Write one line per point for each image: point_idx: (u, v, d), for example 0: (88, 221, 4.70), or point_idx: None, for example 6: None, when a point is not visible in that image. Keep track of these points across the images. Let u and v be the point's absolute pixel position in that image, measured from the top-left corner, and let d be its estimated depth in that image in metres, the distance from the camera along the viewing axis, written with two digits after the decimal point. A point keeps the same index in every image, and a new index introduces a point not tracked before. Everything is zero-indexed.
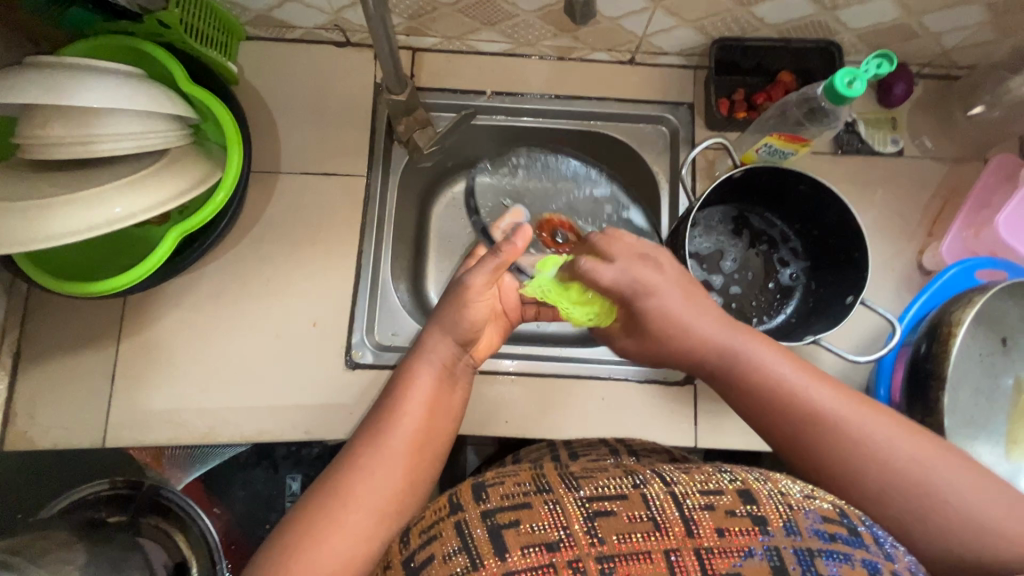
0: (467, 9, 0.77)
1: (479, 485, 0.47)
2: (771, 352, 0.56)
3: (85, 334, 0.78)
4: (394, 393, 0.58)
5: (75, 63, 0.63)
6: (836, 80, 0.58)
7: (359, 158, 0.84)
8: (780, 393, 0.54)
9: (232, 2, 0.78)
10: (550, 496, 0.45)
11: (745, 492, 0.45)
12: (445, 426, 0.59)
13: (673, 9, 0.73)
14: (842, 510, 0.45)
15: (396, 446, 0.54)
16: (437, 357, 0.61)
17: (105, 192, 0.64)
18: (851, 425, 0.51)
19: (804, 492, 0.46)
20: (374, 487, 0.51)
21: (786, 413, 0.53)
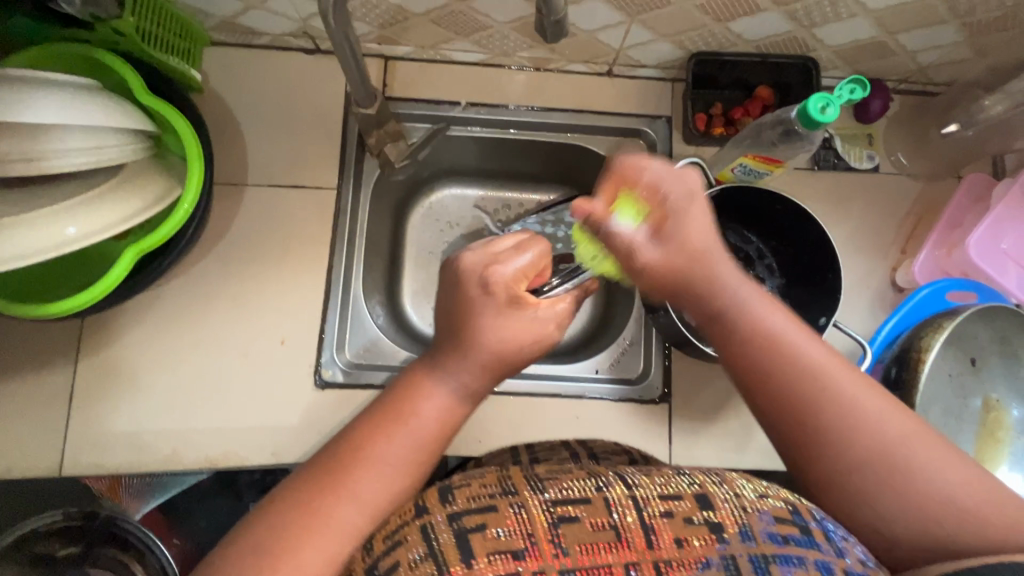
0: (440, 19, 0.75)
1: (445, 487, 0.44)
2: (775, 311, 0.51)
3: (41, 354, 0.75)
4: (399, 400, 0.52)
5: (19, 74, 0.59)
6: (810, 104, 0.57)
7: (329, 170, 0.82)
8: (774, 344, 0.50)
9: (194, 8, 0.75)
10: (516, 499, 0.43)
11: (702, 497, 0.43)
12: (450, 436, 0.53)
13: (650, 23, 0.72)
14: (794, 508, 0.44)
15: (388, 469, 0.48)
16: (458, 380, 0.53)
17: (61, 211, 0.61)
18: (842, 388, 0.48)
19: (758, 493, 0.45)
20: (355, 511, 0.46)
21: (777, 365, 0.49)
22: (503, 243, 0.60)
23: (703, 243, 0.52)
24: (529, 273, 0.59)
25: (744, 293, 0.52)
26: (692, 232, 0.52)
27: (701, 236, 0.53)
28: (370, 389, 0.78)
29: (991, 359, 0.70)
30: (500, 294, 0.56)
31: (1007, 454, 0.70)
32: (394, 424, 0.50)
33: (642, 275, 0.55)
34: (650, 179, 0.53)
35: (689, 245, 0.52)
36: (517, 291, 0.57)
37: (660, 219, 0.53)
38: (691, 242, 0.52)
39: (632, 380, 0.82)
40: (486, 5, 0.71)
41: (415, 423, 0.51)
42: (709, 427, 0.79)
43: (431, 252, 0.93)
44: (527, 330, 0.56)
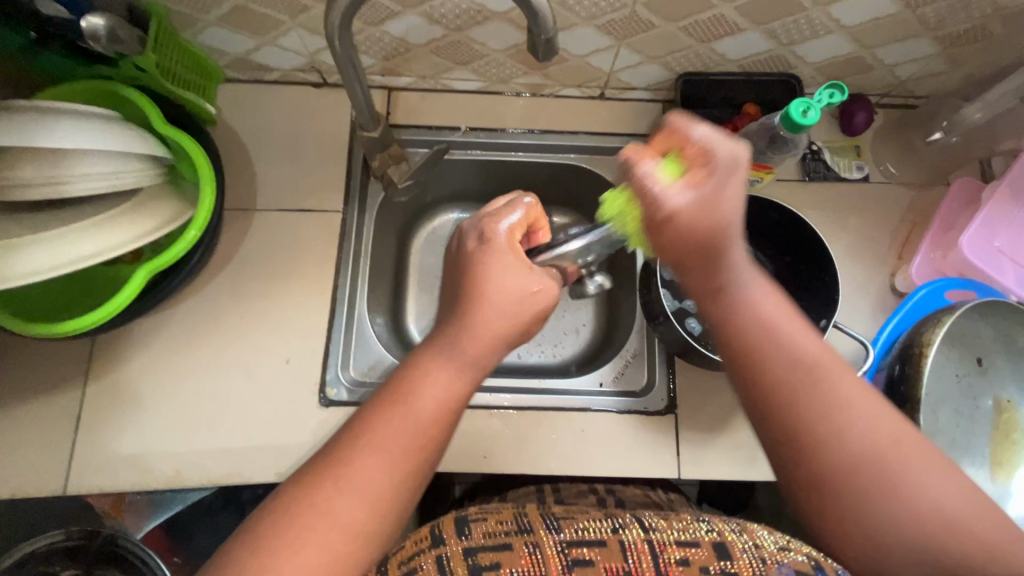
0: (439, 49, 0.79)
1: (462, 519, 0.49)
2: (773, 301, 0.52)
3: (50, 376, 0.76)
4: (399, 383, 0.52)
5: (47, 105, 0.63)
6: (791, 108, 0.59)
7: (335, 194, 0.85)
8: (773, 335, 0.51)
9: (211, 47, 0.80)
10: (531, 538, 0.47)
11: (720, 545, 0.47)
12: (458, 415, 0.53)
13: (637, 47, 0.76)
14: (817, 564, 0.46)
15: (384, 455, 0.48)
16: (464, 357, 0.53)
17: (76, 232, 0.64)
18: (837, 389, 0.49)
19: (779, 545, 0.48)
20: (353, 497, 0.46)
21: (766, 361, 0.51)
22: (498, 202, 0.64)
23: (730, 215, 0.49)
24: (523, 226, 0.63)
25: (750, 290, 0.52)
26: (726, 205, 0.49)
27: (735, 211, 0.50)
28: None
29: (996, 358, 0.70)
30: (498, 241, 0.59)
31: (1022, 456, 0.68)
32: (395, 407, 0.50)
33: (666, 232, 0.50)
34: (695, 141, 0.50)
35: (702, 218, 0.49)
36: (513, 238, 0.60)
37: (698, 177, 0.50)
38: (721, 213, 0.49)
39: (637, 393, 0.81)
40: (481, 34, 0.76)
41: (414, 403, 0.51)
42: (718, 439, 0.78)
43: (436, 274, 0.95)
44: (529, 282, 0.57)
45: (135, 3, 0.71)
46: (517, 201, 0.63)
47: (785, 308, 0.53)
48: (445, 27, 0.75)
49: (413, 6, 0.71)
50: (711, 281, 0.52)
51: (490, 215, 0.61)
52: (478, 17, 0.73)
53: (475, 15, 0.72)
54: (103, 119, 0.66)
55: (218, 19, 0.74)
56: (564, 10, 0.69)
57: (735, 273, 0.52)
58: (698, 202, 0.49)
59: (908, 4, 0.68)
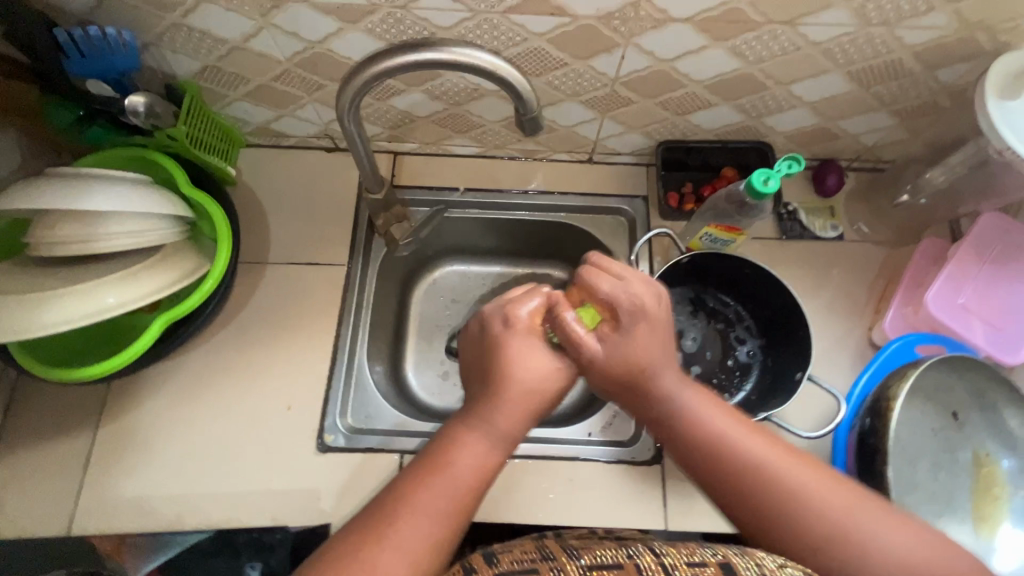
0: (440, 120, 0.88)
1: (489, 553, 0.48)
2: (685, 388, 0.59)
3: (65, 420, 0.80)
4: (435, 452, 0.56)
5: (88, 173, 0.72)
6: (753, 179, 0.65)
7: (342, 249, 0.91)
8: (709, 436, 0.57)
9: (235, 118, 0.89)
10: (556, 564, 0.46)
11: (726, 565, 0.45)
12: (490, 482, 0.56)
13: (620, 119, 0.83)
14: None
15: (423, 519, 0.51)
16: (497, 428, 0.56)
17: (103, 284, 0.70)
18: (784, 472, 0.54)
19: (780, 564, 0.47)
20: (395, 558, 0.49)
21: (716, 462, 0.56)
22: (519, 288, 0.65)
23: (650, 359, 0.59)
24: (543, 313, 0.63)
25: (681, 395, 0.59)
26: (639, 342, 0.60)
27: (647, 346, 0.60)
28: (370, 453, 0.81)
29: (972, 413, 0.72)
30: (519, 327, 0.60)
31: (1005, 511, 0.69)
32: (432, 474, 0.54)
33: (644, 327, 0.60)
34: (607, 293, 0.61)
35: (627, 359, 0.59)
36: (534, 325, 0.61)
37: (611, 326, 0.61)
38: (634, 352, 0.59)
39: (624, 443, 0.83)
40: (477, 108, 0.84)
41: (451, 471, 0.54)
42: (704, 490, 0.79)
43: (434, 325, 1.00)
44: (564, 360, 0.60)
45: (173, 81, 0.79)
46: (535, 289, 0.64)
47: (699, 395, 0.60)
48: (445, 102, 0.83)
49: (416, 84, 0.80)
50: (654, 409, 0.60)
51: (511, 304, 0.62)
52: (474, 94, 0.81)
53: (472, 93, 0.81)
54: (137, 184, 0.74)
55: (243, 95, 0.83)
56: (551, 89, 0.77)
57: (672, 389, 0.59)
58: (610, 351, 0.60)
59: (862, 84, 0.75)
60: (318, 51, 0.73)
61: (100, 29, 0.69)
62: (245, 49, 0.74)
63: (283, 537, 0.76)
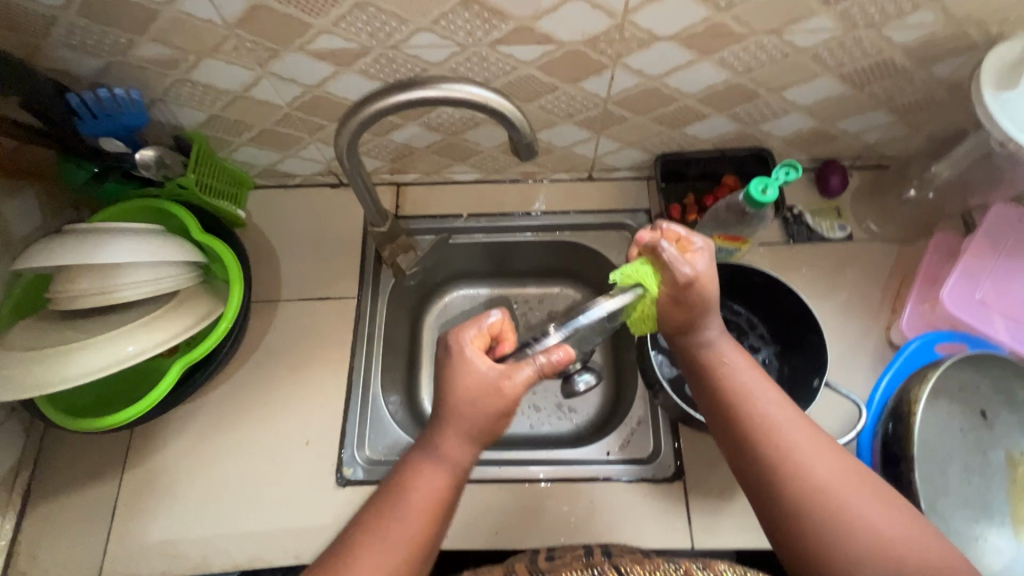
0: (439, 150, 0.89)
1: None
2: (732, 350, 0.63)
3: (91, 467, 0.82)
4: (392, 483, 0.57)
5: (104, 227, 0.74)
6: (751, 188, 0.65)
7: (351, 282, 0.93)
8: (743, 390, 0.60)
9: (242, 162, 0.92)
10: None
11: None
12: (447, 513, 0.57)
13: (616, 136, 0.84)
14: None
15: (379, 548, 0.53)
16: (447, 457, 0.57)
17: (123, 333, 0.72)
18: (800, 428, 0.57)
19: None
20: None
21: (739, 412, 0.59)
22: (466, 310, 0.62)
23: (713, 300, 0.62)
24: (488, 335, 0.60)
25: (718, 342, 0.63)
26: (699, 291, 0.61)
27: (707, 298, 0.62)
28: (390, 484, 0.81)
29: (1001, 410, 0.70)
30: (460, 350, 0.58)
31: None
32: (387, 504, 0.55)
33: (694, 291, 0.61)
34: (693, 271, 0.61)
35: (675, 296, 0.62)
36: (475, 346, 0.58)
37: (664, 289, 0.62)
38: (696, 294, 0.61)
39: (644, 460, 0.82)
40: (474, 136, 0.86)
41: (404, 501, 0.55)
42: (728, 506, 0.78)
43: None
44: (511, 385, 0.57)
45: (181, 132, 0.83)
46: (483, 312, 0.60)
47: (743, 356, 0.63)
48: (443, 132, 0.85)
49: (413, 118, 0.82)
50: (697, 343, 0.64)
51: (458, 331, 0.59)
52: (470, 123, 0.83)
53: (468, 122, 0.83)
54: (151, 234, 0.76)
55: (249, 140, 0.86)
56: (544, 113, 0.78)
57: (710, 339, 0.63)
58: (678, 288, 0.61)
59: (856, 85, 0.74)
60: (316, 94, 0.76)
61: (110, 90, 0.73)
62: (247, 97, 0.77)
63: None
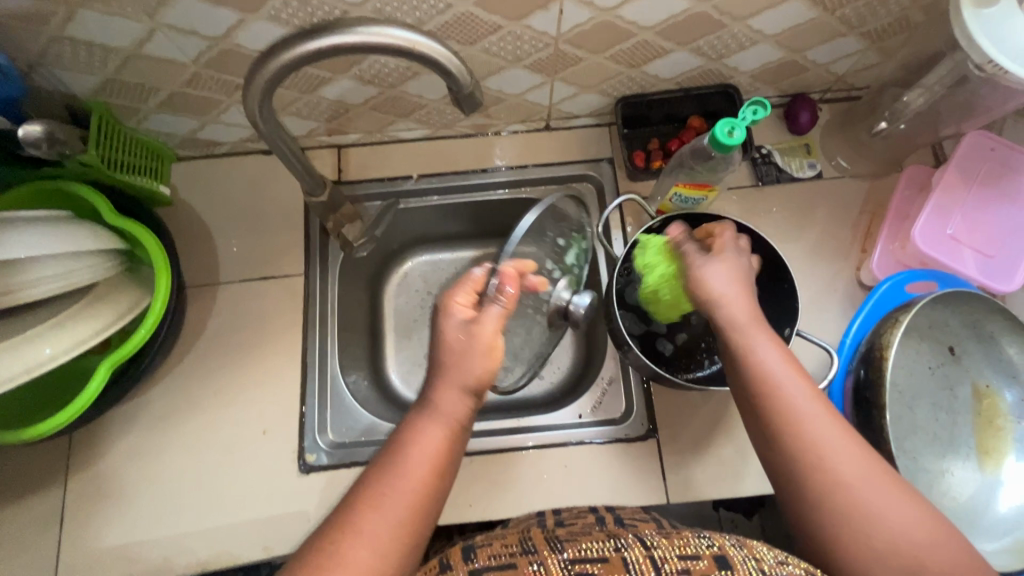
0: (378, 106, 0.81)
1: (468, 547, 0.48)
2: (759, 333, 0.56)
3: (32, 477, 0.76)
4: (391, 452, 0.52)
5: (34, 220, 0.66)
6: (716, 130, 0.60)
7: (297, 258, 0.86)
8: (766, 373, 0.54)
9: (157, 132, 0.81)
10: (535, 557, 0.45)
11: (720, 557, 0.44)
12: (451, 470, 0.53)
13: (571, 80, 0.77)
14: (812, 575, 0.44)
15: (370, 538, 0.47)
16: (445, 410, 0.54)
17: (33, 336, 0.65)
18: (816, 423, 0.52)
19: (777, 558, 0.45)
20: (361, 553, 0.46)
21: (769, 401, 0.53)
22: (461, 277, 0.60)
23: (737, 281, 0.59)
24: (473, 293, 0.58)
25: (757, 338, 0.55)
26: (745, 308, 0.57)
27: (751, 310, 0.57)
28: (356, 467, 0.77)
29: (970, 346, 0.69)
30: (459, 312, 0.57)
31: (1010, 442, 0.67)
32: (389, 478, 0.50)
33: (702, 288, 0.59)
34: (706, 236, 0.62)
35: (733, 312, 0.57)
36: (461, 302, 0.57)
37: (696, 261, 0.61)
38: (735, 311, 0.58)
39: (616, 420, 0.80)
40: (415, 87, 0.77)
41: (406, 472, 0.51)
42: (703, 458, 0.77)
43: (409, 321, 0.95)
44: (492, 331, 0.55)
45: (75, 102, 0.72)
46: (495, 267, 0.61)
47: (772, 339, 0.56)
48: (379, 86, 0.76)
49: (343, 71, 0.72)
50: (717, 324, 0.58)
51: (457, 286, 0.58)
52: (408, 73, 0.74)
53: (405, 72, 0.74)
54: (59, 222, 0.68)
55: (158, 107, 0.76)
56: (489, 57, 0.70)
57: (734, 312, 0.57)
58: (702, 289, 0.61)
59: (826, 8, 0.68)
60: (225, 48, 0.66)
61: None
62: (143, 56, 0.66)
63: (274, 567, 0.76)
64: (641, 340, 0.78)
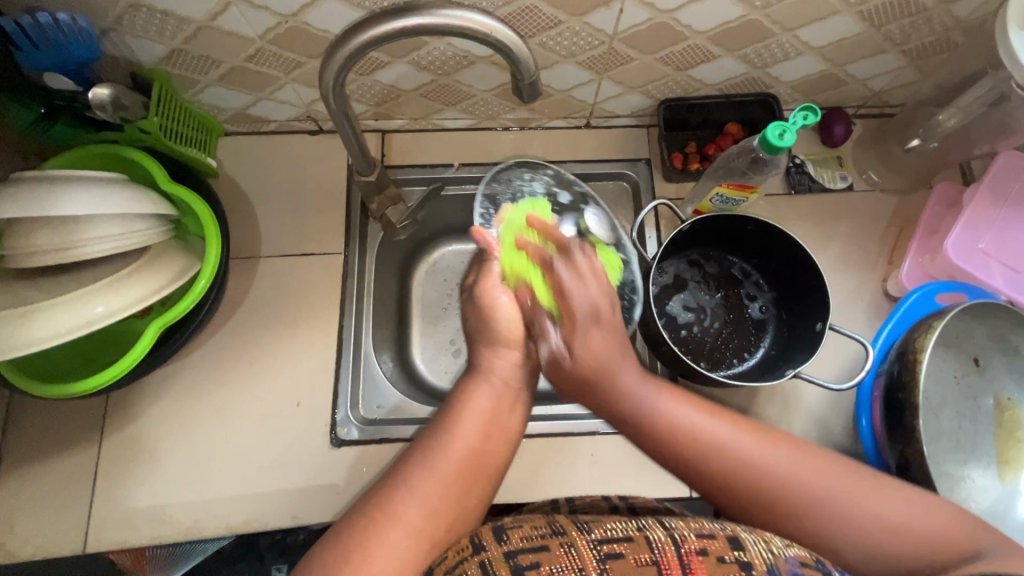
0: (428, 93, 0.83)
1: (500, 527, 0.46)
2: (673, 401, 0.56)
3: (67, 436, 0.78)
4: (449, 413, 0.58)
5: (62, 173, 0.66)
6: (767, 132, 0.63)
7: (337, 237, 0.87)
8: (681, 439, 0.54)
9: (209, 105, 0.83)
10: (566, 538, 0.44)
11: (733, 539, 0.44)
12: (492, 441, 0.57)
13: (618, 79, 0.79)
14: (817, 557, 0.44)
15: (423, 494, 0.51)
16: (493, 373, 0.62)
17: (90, 293, 0.67)
18: (747, 452, 0.53)
19: (785, 542, 0.45)
20: (414, 506, 0.50)
21: (730, 477, 0.52)
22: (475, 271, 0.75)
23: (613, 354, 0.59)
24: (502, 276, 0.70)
25: (648, 397, 0.57)
26: (595, 346, 0.59)
27: (603, 350, 0.59)
28: (386, 443, 0.79)
29: (993, 358, 0.71)
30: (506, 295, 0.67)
31: None
32: (438, 437, 0.55)
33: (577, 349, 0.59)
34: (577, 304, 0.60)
35: (594, 355, 0.59)
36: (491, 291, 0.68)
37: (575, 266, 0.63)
38: (591, 355, 0.59)
39: None
40: (467, 76, 0.79)
41: (457, 438, 0.55)
42: None
43: (438, 306, 0.96)
44: (513, 317, 0.65)
45: (138, 69, 0.74)
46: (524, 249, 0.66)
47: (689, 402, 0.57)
48: (433, 73, 0.78)
49: (401, 55, 0.74)
50: (616, 387, 0.57)
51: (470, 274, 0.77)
52: (463, 62, 0.76)
53: (461, 60, 0.76)
54: (116, 184, 0.69)
55: (217, 80, 0.78)
56: (545, 51, 0.72)
57: (637, 397, 0.57)
58: (574, 351, 0.60)
59: (872, 24, 0.71)
60: (293, 25, 0.68)
61: (51, 15, 0.63)
62: (213, 28, 0.68)
63: (307, 536, 0.75)
64: (675, 340, 0.79)
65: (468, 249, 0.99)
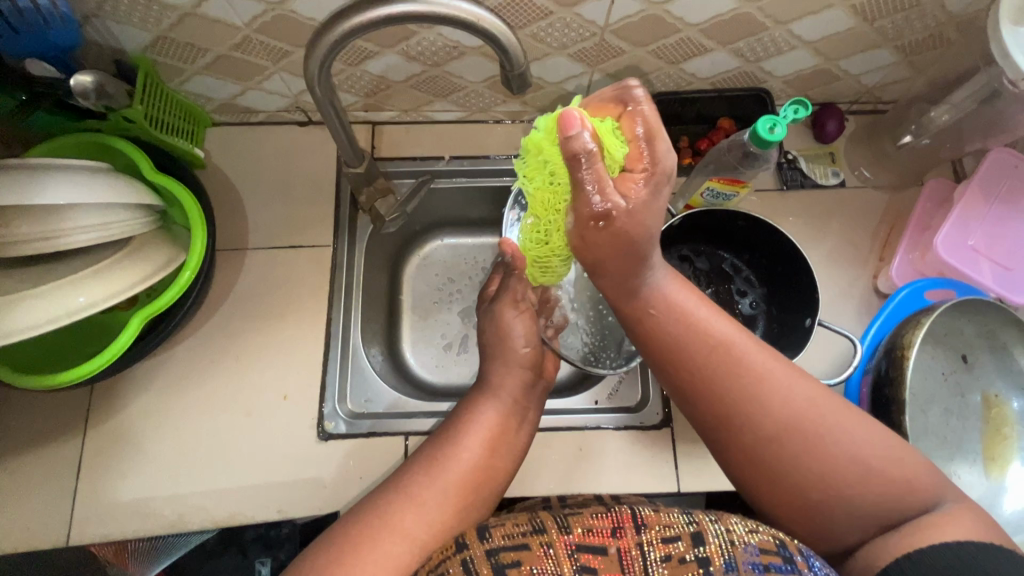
0: (419, 84, 0.82)
1: (483, 525, 0.46)
2: (689, 297, 0.55)
3: (50, 428, 0.77)
4: (456, 426, 0.60)
5: (41, 164, 0.65)
6: (758, 126, 0.62)
7: (326, 229, 0.87)
8: (685, 339, 0.53)
9: (196, 94, 0.82)
10: (547, 537, 0.43)
11: (697, 533, 0.43)
12: (499, 459, 0.59)
13: (610, 71, 0.79)
14: (781, 542, 0.43)
15: (425, 502, 0.51)
16: (502, 391, 0.64)
17: (72, 284, 0.66)
18: (755, 362, 0.51)
19: (748, 527, 0.44)
20: (412, 514, 0.50)
21: (728, 380, 0.51)
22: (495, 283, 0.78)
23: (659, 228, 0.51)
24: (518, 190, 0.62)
25: (662, 285, 0.54)
26: (648, 217, 0.50)
27: (654, 226, 0.51)
28: (374, 436, 0.78)
29: (982, 355, 0.71)
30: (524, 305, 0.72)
31: (1015, 450, 0.69)
32: (446, 449, 0.56)
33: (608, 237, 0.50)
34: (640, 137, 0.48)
35: (635, 220, 0.50)
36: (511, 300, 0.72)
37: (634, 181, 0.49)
38: (634, 226, 0.50)
39: (631, 408, 0.81)
40: (458, 68, 0.79)
41: (464, 453, 0.56)
42: None
43: (429, 300, 0.95)
44: (523, 344, 0.69)
45: (124, 57, 0.73)
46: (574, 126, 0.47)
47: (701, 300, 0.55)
48: (423, 63, 0.77)
49: (390, 45, 0.73)
50: (633, 287, 0.54)
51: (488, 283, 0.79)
52: (454, 53, 0.75)
53: (452, 51, 0.75)
54: (91, 173, 0.68)
55: (203, 68, 0.76)
56: (536, 42, 0.72)
57: (648, 282, 0.54)
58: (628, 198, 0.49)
59: (866, 19, 0.70)
60: (280, 12, 0.67)
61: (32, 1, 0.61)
62: (198, 15, 0.67)
63: (290, 531, 0.73)
64: None
65: (460, 243, 0.99)
